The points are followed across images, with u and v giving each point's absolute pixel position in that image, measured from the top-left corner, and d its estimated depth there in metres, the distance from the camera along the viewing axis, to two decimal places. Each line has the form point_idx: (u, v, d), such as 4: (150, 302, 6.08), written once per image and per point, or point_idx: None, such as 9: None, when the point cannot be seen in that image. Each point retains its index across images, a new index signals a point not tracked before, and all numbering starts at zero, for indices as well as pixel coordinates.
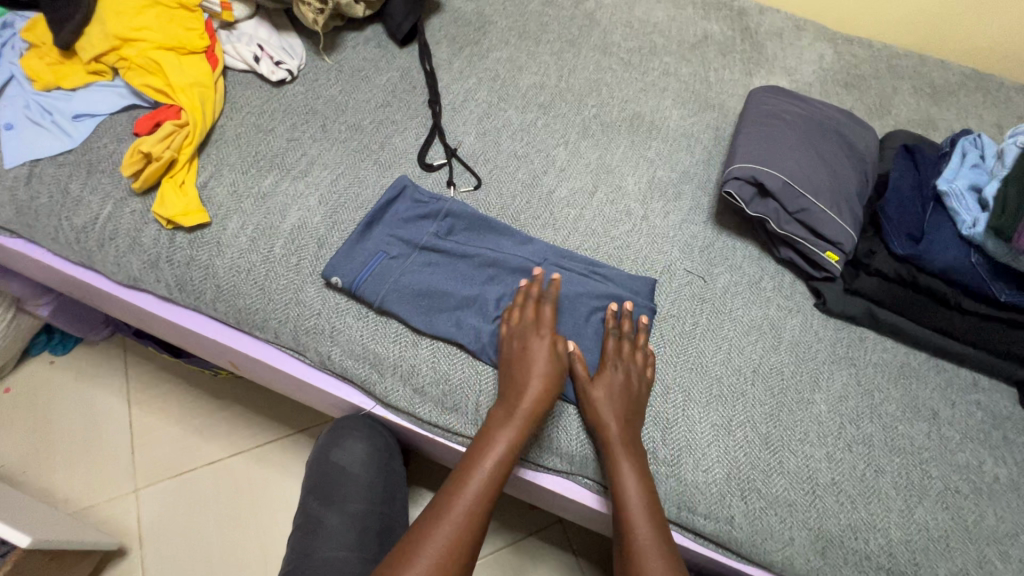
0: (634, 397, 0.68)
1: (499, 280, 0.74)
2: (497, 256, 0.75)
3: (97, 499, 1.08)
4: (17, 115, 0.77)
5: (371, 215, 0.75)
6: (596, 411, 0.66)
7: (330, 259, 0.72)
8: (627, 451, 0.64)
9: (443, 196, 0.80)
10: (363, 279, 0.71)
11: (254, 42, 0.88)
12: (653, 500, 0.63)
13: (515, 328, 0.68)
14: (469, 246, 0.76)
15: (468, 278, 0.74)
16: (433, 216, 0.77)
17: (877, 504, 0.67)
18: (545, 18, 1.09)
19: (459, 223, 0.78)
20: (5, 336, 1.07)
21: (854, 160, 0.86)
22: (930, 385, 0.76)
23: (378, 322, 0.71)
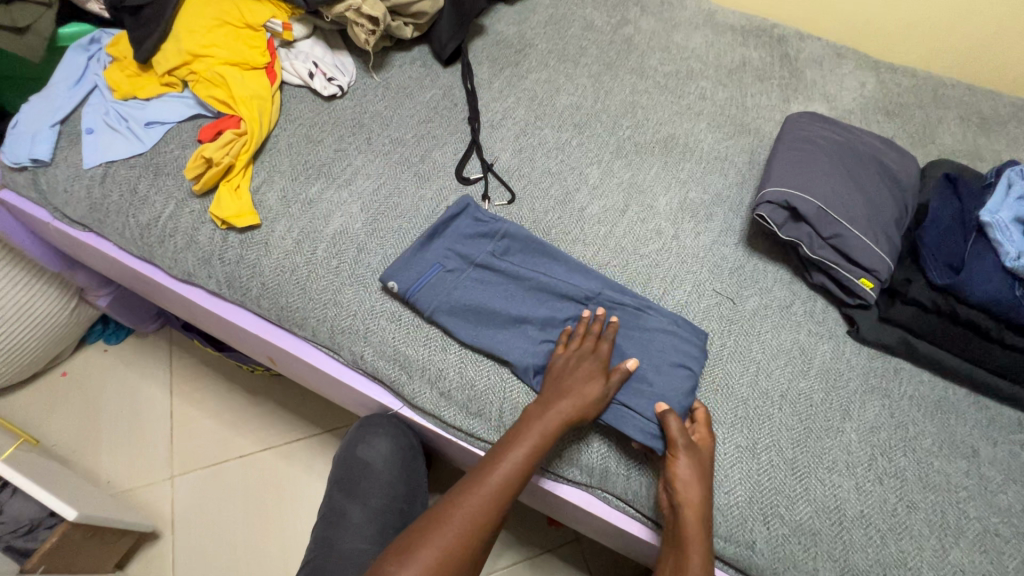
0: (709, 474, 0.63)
1: (546, 304, 0.75)
2: (548, 281, 0.76)
3: (135, 483, 1.13)
4: (97, 121, 0.85)
5: (433, 228, 0.78)
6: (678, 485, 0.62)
7: (390, 265, 0.76)
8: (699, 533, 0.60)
9: (502, 217, 0.82)
10: (417, 289, 0.73)
11: (310, 60, 0.94)
12: None
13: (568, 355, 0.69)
14: (521, 267, 0.77)
15: (518, 299, 0.75)
16: (491, 237, 0.79)
17: (908, 541, 0.64)
18: (584, 42, 1.13)
19: (513, 245, 0.79)
20: (67, 324, 1.15)
21: (892, 188, 0.85)
22: (969, 422, 0.73)
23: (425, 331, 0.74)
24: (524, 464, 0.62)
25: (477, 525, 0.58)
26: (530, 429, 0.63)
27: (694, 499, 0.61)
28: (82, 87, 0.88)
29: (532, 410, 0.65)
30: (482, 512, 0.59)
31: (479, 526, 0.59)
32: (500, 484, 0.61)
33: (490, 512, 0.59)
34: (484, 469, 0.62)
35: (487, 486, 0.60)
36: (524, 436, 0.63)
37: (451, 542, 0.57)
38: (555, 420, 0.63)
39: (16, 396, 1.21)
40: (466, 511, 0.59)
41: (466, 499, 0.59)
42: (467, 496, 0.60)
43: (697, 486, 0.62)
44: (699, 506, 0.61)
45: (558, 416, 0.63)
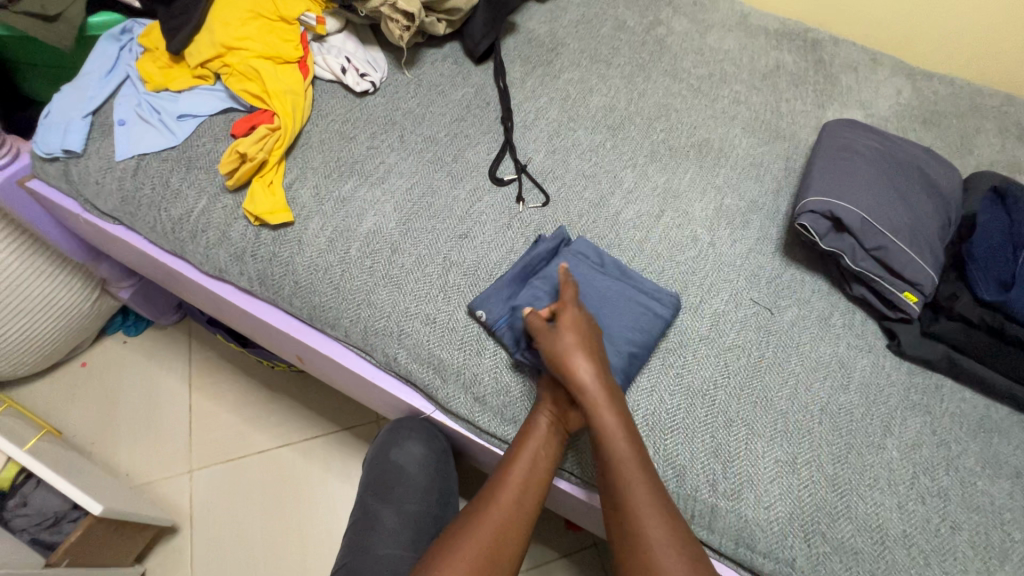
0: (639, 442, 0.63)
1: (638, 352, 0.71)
2: (641, 329, 0.72)
3: (155, 475, 1.13)
4: (129, 113, 0.84)
5: (529, 261, 0.76)
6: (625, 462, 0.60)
7: (482, 293, 0.74)
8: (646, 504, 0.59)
9: (599, 257, 0.79)
10: (508, 321, 0.71)
11: (343, 54, 0.93)
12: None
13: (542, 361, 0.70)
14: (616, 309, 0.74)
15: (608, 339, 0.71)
16: (594, 279, 0.76)
17: (952, 563, 0.63)
18: (616, 42, 1.11)
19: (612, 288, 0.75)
20: (88, 315, 1.15)
21: (936, 199, 0.83)
22: (1013, 442, 0.71)
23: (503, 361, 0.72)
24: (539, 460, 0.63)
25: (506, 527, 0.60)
26: (536, 426, 0.65)
27: (624, 468, 0.60)
28: (114, 77, 0.87)
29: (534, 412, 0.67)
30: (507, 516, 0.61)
31: (508, 529, 0.60)
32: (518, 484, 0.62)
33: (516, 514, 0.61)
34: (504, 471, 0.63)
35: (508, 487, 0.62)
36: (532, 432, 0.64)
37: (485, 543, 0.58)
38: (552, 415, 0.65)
39: (36, 385, 1.20)
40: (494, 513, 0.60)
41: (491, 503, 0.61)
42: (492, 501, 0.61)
43: (623, 453, 0.61)
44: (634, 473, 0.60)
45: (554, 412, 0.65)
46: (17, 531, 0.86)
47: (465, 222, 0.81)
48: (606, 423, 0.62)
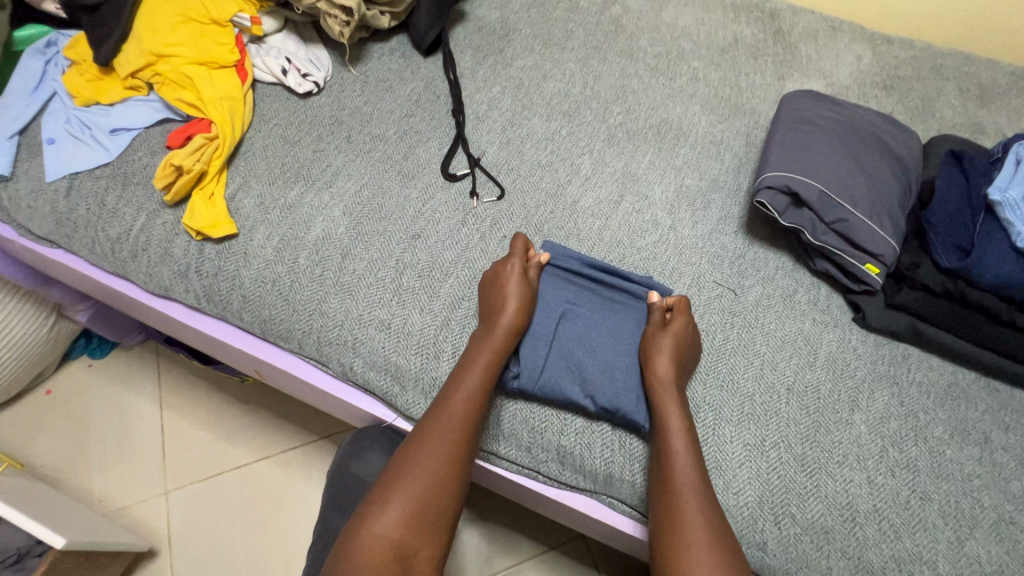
0: (689, 344, 0.68)
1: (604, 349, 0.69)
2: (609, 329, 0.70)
3: (130, 500, 1.11)
4: (58, 131, 0.80)
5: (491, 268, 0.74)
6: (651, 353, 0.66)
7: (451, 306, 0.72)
8: (676, 399, 0.64)
9: (556, 255, 0.76)
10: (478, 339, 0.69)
11: (283, 55, 0.89)
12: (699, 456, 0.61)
13: (515, 258, 0.71)
14: (578, 325, 0.70)
15: (571, 357, 0.67)
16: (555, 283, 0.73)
17: (922, 534, 0.63)
18: (570, 24, 1.08)
19: (577, 300, 0.72)
20: (47, 341, 1.11)
21: (896, 167, 0.81)
22: (980, 407, 0.71)
23: (490, 268, 0.72)
24: (468, 416, 0.62)
25: (436, 483, 0.59)
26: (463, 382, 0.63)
27: (664, 369, 0.65)
28: (40, 94, 0.83)
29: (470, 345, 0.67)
30: (439, 471, 0.59)
31: (440, 482, 0.59)
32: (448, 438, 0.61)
33: (446, 470, 0.59)
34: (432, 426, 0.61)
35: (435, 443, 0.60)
36: (462, 382, 0.63)
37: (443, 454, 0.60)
38: (486, 367, 0.64)
39: (0, 416, 1.17)
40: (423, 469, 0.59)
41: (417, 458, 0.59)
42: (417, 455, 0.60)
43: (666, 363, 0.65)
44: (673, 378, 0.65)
45: (494, 366, 0.65)
46: None
47: (418, 222, 0.79)
48: (661, 348, 0.66)
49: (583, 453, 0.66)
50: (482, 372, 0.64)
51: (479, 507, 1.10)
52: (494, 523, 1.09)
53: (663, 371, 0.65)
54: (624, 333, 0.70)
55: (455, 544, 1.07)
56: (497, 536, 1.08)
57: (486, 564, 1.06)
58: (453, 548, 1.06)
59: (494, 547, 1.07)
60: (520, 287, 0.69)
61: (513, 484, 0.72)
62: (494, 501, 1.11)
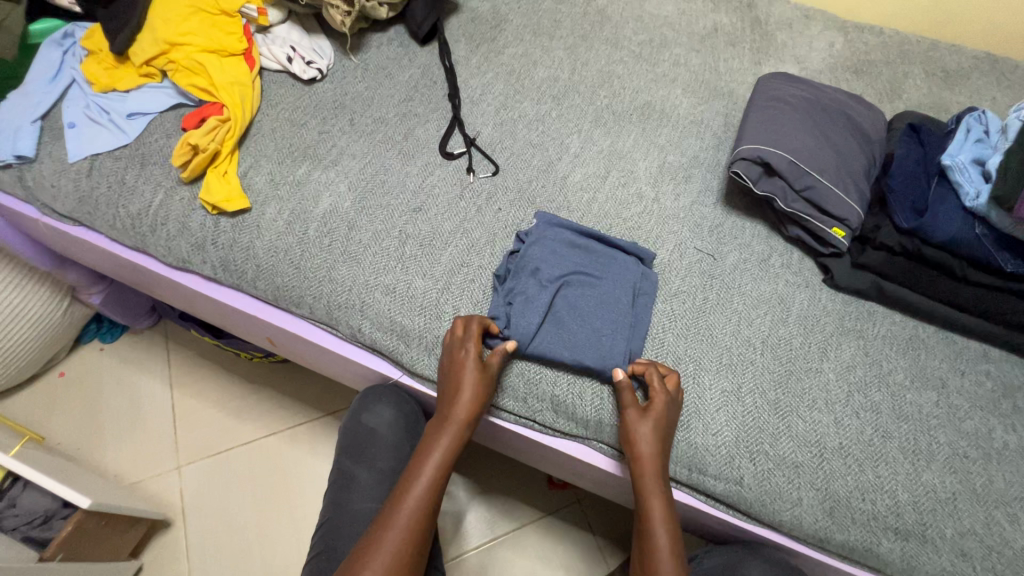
0: (669, 422, 0.68)
1: (593, 307, 0.75)
2: (597, 292, 0.76)
3: (144, 475, 1.15)
4: (78, 115, 0.85)
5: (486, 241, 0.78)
6: (632, 440, 0.67)
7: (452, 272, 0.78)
8: (656, 483, 0.66)
9: (547, 225, 0.81)
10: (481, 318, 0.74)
11: (288, 44, 0.95)
12: (675, 529, 0.65)
13: (472, 341, 0.69)
14: (568, 297, 0.76)
15: (562, 327, 0.73)
16: (550, 250, 0.78)
17: (884, 467, 0.69)
18: (558, 15, 1.14)
19: (568, 266, 0.77)
20: (61, 323, 1.16)
21: (861, 140, 0.88)
22: (938, 356, 0.78)
23: (448, 349, 0.71)
24: (432, 495, 0.66)
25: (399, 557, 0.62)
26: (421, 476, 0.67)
27: (644, 452, 0.66)
28: (59, 82, 0.88)
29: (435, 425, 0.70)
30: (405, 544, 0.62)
31: (406, 555, 0.62)
32: (413, 517, 0.64)
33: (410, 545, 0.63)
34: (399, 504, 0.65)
35: (402, 519, 0.64)
36: (427, 463, 0.68)
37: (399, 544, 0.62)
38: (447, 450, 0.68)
39: (15, 397, 1.21)
40: (390, 544, 0.62)
41: (386, 530, 0.63)
42: (388, 530, 0.63)
43: (648, 446, 0.66)
44: (653, 460, 0.66)
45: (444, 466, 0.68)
46: (8, 530, 0.88)
47: (418, 196, 0.85)
48: (642, 435, 0.66)
49: (575, 401, 0.72)
50: (443, 453, 0.68)
51: (479, 475, 1.16)
52: (494, 489, 1.15)
53: (643, 452, 0.66)
54: (611, 296, 0.76)
55: (458, 510, 1.12)
56: (497, 502, 1.14)
57: (488, 527, 1.11)
58: (455, 514, 1.12)
59: (495, 512, 1.13)
60: (476, 375, 0.68)
61: (511, 434, 0.78)
62: (493, 469, 1.17)
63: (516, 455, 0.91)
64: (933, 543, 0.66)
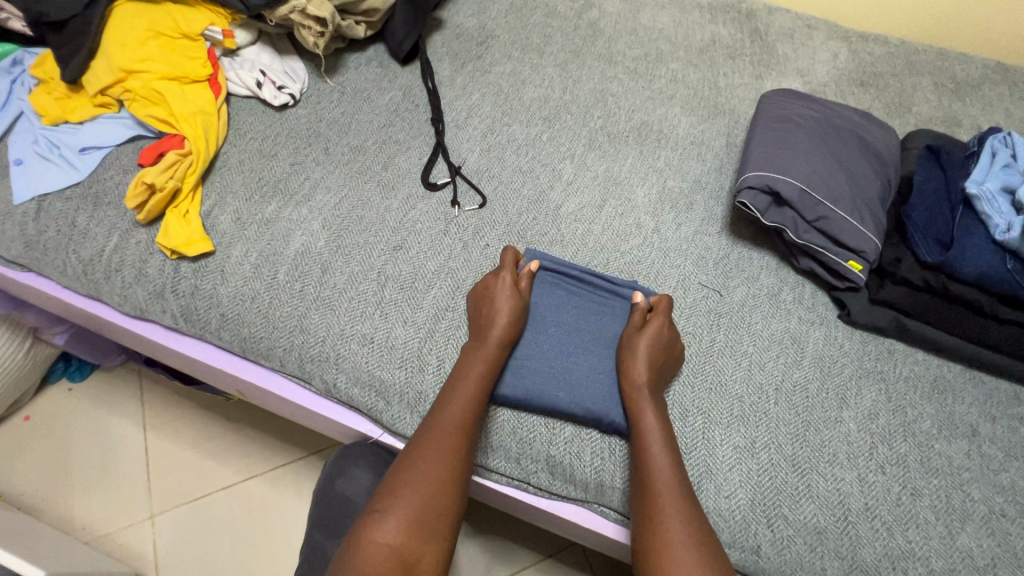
0: (669, 343, 0.68)
1: (589, 354, 0.69)
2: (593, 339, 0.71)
3: (114, 526, 1.08)
4: (26, 151, 0.78)
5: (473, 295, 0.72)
6: (629, 352, 0.67)
7: (436, 319, 0.71)
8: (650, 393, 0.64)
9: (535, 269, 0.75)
10: None
11: (257, 68, 0.88)
12: (672, 443, 0.61)
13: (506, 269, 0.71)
14: (562, 348, 0.69)
15: (564, 374, 0.67)
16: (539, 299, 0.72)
17: (915, 531, 0.63)
18: (548, 29, 1.08)
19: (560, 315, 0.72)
20: (24, 366, 1.08)
21: (875, 163, 0.82)
22: (967, 400, 0.71)
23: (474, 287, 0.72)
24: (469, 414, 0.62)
25: (436, 493, 0.58)
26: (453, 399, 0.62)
27: (640, 362, 0.65)
28: (6, 114, 0.81)
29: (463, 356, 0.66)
30: (428, 492, 0.58)
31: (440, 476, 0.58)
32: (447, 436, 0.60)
33: (447, 476, 0.59)
34: (430, 434, 0.60)
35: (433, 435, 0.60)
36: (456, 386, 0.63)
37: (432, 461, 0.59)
38: (479, 380, 0.64)
39: None
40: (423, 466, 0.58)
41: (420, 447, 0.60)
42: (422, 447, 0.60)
43: (643, 359, 0.65)
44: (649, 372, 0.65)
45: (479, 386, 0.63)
46: None
47: (399, 233, 0.78)
48: (638, 349, 0.66)
49: (577, 462, 0.66)
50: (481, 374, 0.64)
51: (473, 518, 1.08)
52: (489, 535, 1.08)
53: (640, 377, 0.64)
54: (606, 341, 0.71)
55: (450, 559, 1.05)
56: (492, 548, 1.07)
57: None
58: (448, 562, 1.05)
59: (490, 560, 1.05)
60: (509, 300, 0.68)
61: (502, 495, 0.71)
62: (487, 511, 1.09)
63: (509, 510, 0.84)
64: None
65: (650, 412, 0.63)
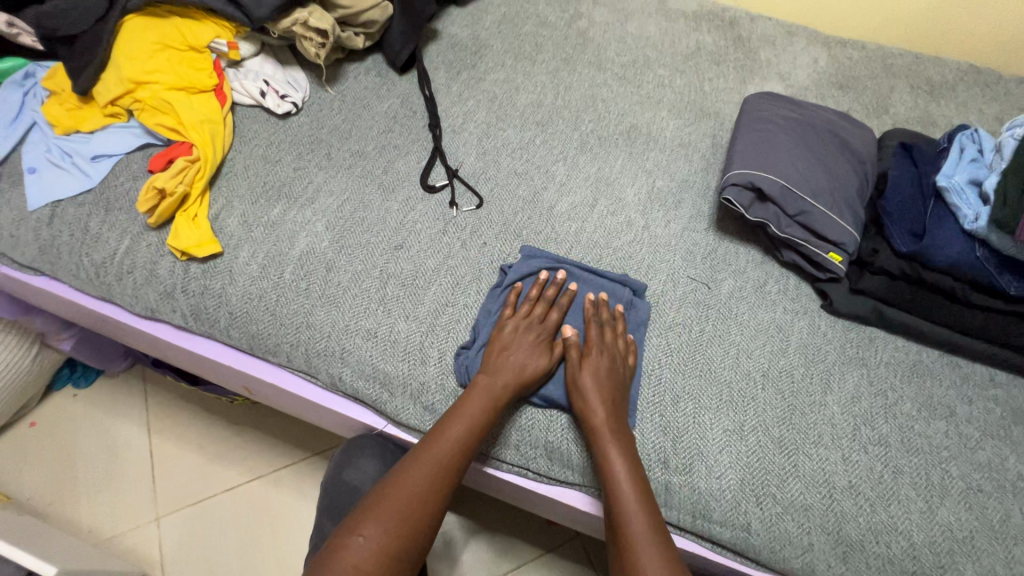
0: (619, 376, 0.69)
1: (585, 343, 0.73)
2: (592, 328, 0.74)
3: (120, 529, 1.09)
4: (39, 160, 0.81)
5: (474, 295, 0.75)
6: (582, 388, 0.66)
7: (437, 314, 0.74)
8: (610, 428, 0.64)
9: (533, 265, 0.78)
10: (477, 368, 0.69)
11: (260, 78, 0.92)
12: (638, 474, 0.63)
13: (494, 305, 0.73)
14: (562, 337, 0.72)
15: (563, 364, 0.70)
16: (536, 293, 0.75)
17: (896, 506, 0.66)
18: (539, 38, 1.12)
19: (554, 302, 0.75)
20: (31, 372, 1.10)
21: (853, 160, 0.86)
22: (945, 383, 0.75)
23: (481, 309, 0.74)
24: (439, 459, 0.61)
25: (404, 543, 0.56)
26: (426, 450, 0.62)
27: (595, 400, 0.65)
28: (19, 125, 0.84)
29: (472, 385, 0.66)
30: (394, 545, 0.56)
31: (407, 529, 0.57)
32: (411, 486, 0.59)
33: (411, 528, 0.57)
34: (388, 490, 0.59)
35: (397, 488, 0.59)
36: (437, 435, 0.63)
37: (396, 512, 0.58)
38: (462, 425, 0.63)
39: None
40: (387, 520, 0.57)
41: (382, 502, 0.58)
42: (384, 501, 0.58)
43: (597, 396, 0.65)
44: (606, 406, 0.65)
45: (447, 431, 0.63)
46: None
47: (400, 233, 0.81)
48: (589, 387, 0.66)
49: (575, 448, 0.68)
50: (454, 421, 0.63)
51: (474, 514, 1.11)
52: (491, 530, 1.10)
53: (597, 412, 0.65)
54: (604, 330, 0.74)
55: (453, 555, 1.07)
56: (494, 542, 1.09)
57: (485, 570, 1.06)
58: (451, 557, 1.07)
59: (492, 554, 1.08)
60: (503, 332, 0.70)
61: (503, 482, 0.74)
62: (488, 507, 1.12)
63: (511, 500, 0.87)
64: None
65: (613, 446, 0.63)
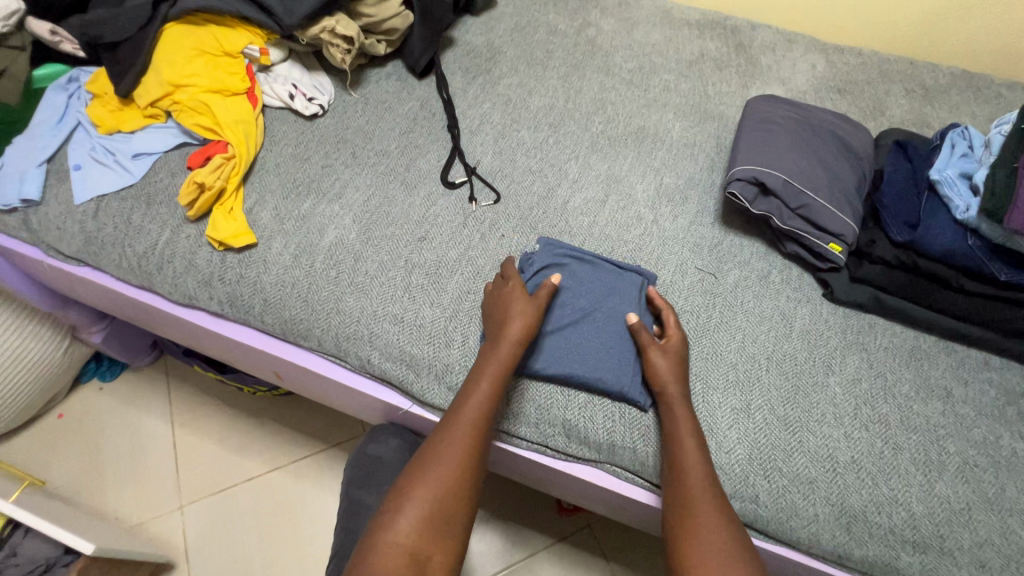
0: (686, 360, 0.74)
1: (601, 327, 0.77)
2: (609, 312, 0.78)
3: (146, 516, 1.13)
4: (84, 158, 0.86)
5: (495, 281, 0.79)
6: (659, 366, 0.72)
7: (460, 301, 0.79)
8: (681, 399, 0.70)
9: (553, 256, 0.82)
10: None
11: (289, 82, 0.97)
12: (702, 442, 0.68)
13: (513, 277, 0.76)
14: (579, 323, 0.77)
15: (579, 348, 0.75)
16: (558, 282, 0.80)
17: (896, 480, 0.69)
18: (550, 46, 1.18)
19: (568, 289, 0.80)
20: (61, 363, 1.15)
21: (851, 158, 0.91)
22: (941, 366, 0.79)
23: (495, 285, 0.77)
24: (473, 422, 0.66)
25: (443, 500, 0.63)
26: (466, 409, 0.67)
27: (668, 376, 0.71)
28: (64, 126, 0.89)
29: (484, 356, 0.70)
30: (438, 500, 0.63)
31: (448, 491, 0.63)
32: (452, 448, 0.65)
33: (450, 491, 0.63)
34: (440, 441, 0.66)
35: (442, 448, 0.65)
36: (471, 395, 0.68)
37: (440, 473, 0.64)
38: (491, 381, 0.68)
39: (13, 441, 1.19)
40: (432, 477, 0.63)
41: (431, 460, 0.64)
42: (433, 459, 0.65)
43: (670, 371, 0.71)
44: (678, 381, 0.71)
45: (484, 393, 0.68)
46: None
47: (422, 226, 0.86)
48: (663, 363, 0.72)
49: (591, 425, 0.73)
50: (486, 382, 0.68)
51: (488, 502, 1.14)
52: (505, 518, 1.13)
53: (669, 384, 0.70)
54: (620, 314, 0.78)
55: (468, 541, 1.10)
56: (508, 530, 1.12)
57: (500, 557, 1.09)
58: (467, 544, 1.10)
59: (506, 541, 1.11)
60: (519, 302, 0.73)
61: (522, 460, 0.78)
62: (502, 496, 1.15)
63: (527, 482, 0.91)
64: (952, 556, 0.66)
65: (684, 413, 0.69)
